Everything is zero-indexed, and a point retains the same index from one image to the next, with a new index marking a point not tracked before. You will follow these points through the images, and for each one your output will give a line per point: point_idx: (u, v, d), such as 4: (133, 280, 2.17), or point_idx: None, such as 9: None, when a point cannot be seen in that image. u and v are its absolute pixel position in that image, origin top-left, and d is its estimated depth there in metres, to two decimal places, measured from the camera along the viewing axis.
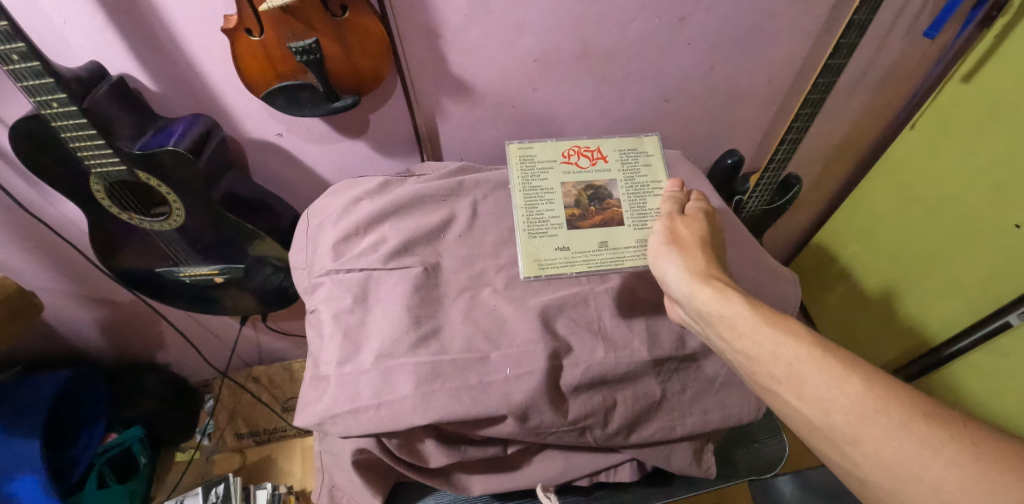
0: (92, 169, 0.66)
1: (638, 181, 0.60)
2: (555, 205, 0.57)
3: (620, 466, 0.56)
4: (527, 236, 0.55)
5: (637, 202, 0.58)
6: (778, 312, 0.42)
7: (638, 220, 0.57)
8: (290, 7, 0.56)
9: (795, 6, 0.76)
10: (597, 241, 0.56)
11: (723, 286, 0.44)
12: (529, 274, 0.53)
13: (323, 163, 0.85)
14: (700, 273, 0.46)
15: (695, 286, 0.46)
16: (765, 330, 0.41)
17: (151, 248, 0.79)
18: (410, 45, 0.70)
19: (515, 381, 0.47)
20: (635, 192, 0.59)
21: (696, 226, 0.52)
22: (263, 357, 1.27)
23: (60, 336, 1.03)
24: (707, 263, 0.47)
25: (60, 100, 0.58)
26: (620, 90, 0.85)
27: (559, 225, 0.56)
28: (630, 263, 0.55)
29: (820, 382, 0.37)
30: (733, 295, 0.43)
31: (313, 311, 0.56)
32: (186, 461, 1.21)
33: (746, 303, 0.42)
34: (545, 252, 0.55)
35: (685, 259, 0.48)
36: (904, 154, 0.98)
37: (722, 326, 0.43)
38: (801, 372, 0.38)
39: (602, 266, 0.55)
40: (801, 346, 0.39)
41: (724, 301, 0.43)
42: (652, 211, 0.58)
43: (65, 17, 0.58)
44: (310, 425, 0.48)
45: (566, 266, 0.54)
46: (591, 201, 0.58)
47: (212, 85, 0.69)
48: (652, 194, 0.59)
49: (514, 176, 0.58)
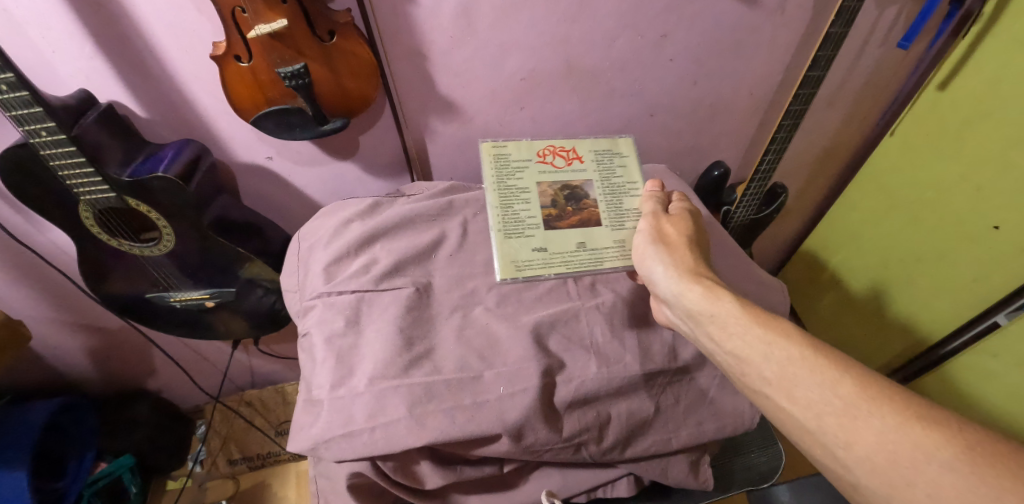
0: (81, 196, 0.66)
1: (614, 181, 0.61)
2: (532, 206, 0.57)
3: (617, 481, 0.55)
4: (505, 235, 0.55)
5: (614, 202, 0.59)
6: (767, 311, 0.43)
7: (615, 220, 0.58)
8: (278, 33, 0.57)
9: (772, 21, 0.79)
10: (575, 242, 0.57)
11: (712, 285, 0.45)
12: (509, 277, 0.54)
13: (313, 186, 0.85)
14: (689, 272, 0.47)
15: (685, 286, 0.47)
16: (754, 329, 0.42)
17: (140, 273, 0.78)
18: (398, 68, 0.71)
19: (510, 399, 0.47)
20: (611, 192, 0.60)
21: (682, 225, 0.53)
22: (256, 380, 1.25)
23: (48, 364, 1.01)
24: (695, 261, 0.49)
25: (49, 129, 0.58)
26: (605, 107, 0.87)
27: (537, 225, 0.56)
28: (609, 264, 0.56)
29: (812, 385, 0.38)
30: (723, 294, 0.44)
31: (305, 335, 0.56)
32: (177, 489, 1.18)
33: (735, 300, 0.44)
34: (525, 253, 0.55)
35: (673, 259, 0.50)
36: (887, 161, 1.00)
37: (712, 325, 0.44)
38: (794, 373, 0.39)
39: (582, 267, 0.56)
40: (792, 347, 0.40)
41: (714, 299, 0.44)
42: (629, 212, 0.59)
43: (54, 46, 0.58)
44: (304, 450, 0.47)
45: (546, 268, 0.55)
46: (568, 201, 0.58)
47: (201, 110, 0.69)
48: (630, 194, 0.60)
49: (487, 175, 0.58)
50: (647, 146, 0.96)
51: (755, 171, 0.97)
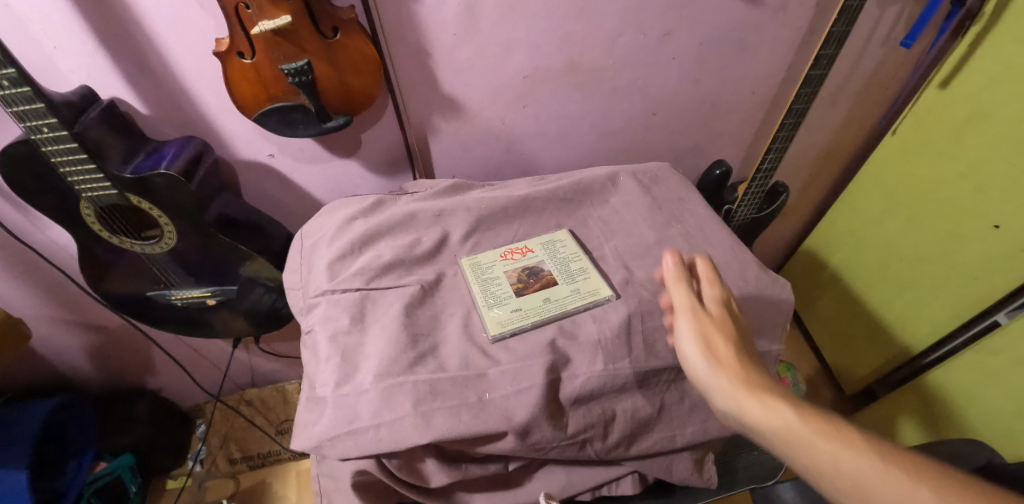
0: (82, 193, 0.65)
1: (559, 250, 0.63)
2: (502, 284, 0.59)
3: (622, 479, 0.54)
4: (484, 307, 0.56)
5: (564, 265, 0.61)
6: (831, 416, 0.35)
7: (568, 277, 0.59)
8: (282, 30, 0.56)
9: (773, 20, 0.80)
10: (542, 299, 0.57)
11: (767, 395, 0.37)
12: (494, 333, 0.53)
13: (315, 183, 0.85)
14: (738, 383, 0.38)
15: (737, 404, 0.37)
16: (815, 439, 0.33)
17: (140, 271, 0.77)
18: (402, 65, 0.71)
19: (516, 397, 0.47)
20: (560, 259, 0.62)
21: (720, 315, 0.42)
22: (256, 380, 1.25)
23: (47, 363, 1.01)
24: (740, 364, 0.39)
25: (51, 125, 0.57)
26: (608, 105, 0.86)
27: (509, 297, 0.57)
28: (575, 306, 0.56)
29: (842, 472, 0.32)
30: (783, 406, 0.36)
31: (308, 332, 0.55)
32: (178, 488, 1.18)
33: (795, 411, 0.35)
34: (501, 313, 0.55)
35: (719, 369, 0.39)
36: (888, 161, 1.01)
37: (774, 445, 0.35)
38: (803, 446, 0.34)
39: (554, 314, 0.55)
40: (797, 416, 0.35)
41: (775, 414, 0.36)
42: (580, 269, 0.60)
43: (57, 42, 0.58)
44: (307, 448, 0.46)
45: (523, 319, 0.54)
46: (530, 275, 0.60)
47: (203, 107, 0.69)
48: (577, 258, 0.62)
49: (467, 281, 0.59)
50: (650, 145, 0.96)
51: (757, 169, 0.97)
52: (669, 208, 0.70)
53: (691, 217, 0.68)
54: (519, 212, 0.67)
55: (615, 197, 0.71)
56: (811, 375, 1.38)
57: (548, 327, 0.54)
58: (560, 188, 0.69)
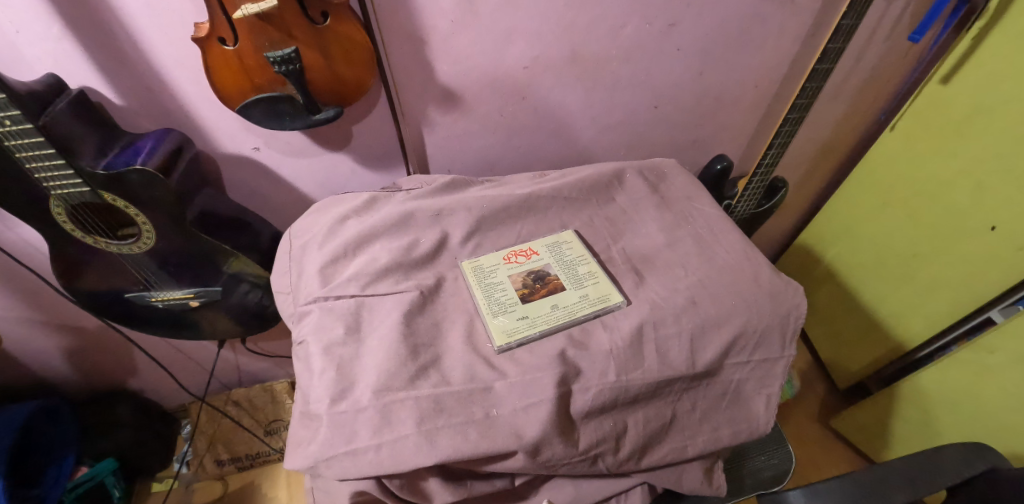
0: (51, 191, 0.60)
1: (566, 256, 0.60)
2: (506, 289, 0.56)
3: (631, 491, 0.51)
4: (488, 314, 0.53)
5: (572, 271, 0.58)
6: None
7: (576, 281, 0.57)
8: (267, 14, 0.52)
9: (781, 10, 0.78)
10: (548, 306, 0.54)
11: None
12: (499, 343, 0.50)
13: (303, 178, 0.80)
14: None
15: None
16: None
17: (116, 271, 0.73)
18: (396, 53, 0.67)
19: (524, 412, 0.44)
20: (567, 264, 0.59)
21: None
22: (243, 380, 1.20)
23: (22, 366, 0.96)
24: None
25: (14, 117, 0.52)
26: (609, 97, 0.83)
27: (513, 303, 0.54)
28: (583, 313, 0.53)
29: None
30: None
31: (300, 343, 0.52)
32: (163, 491, 1.14)
33: None
34: (506, 321, 0.52)
35: None
36: (886, 156, 0.99)
37: None
38: None
39: (561, 322, 0.52)
40: None
41: None
42: (588, 275, 0.57)
43: (17, 25, 0.53)
44: (301, 468, 0.44)
45: (531, 328, 0.52)
46: (536, 280, 0.57)
47: (183, 96, 0.64)
48: (584, 262, 0.59)
49: (468, 287, 0.56)
50: (650, 139, 0.93)
51: (759, 164, 0.94)
52: (675, 207, 0.68)
53: (698, 216, 0.66)
54: (521, 212, 0.64)
55: (620, 195, 0.69)
56: (805, 370, 1.39)
57: (556, 336, 0.51)
58: (562, 186, 0.66)
